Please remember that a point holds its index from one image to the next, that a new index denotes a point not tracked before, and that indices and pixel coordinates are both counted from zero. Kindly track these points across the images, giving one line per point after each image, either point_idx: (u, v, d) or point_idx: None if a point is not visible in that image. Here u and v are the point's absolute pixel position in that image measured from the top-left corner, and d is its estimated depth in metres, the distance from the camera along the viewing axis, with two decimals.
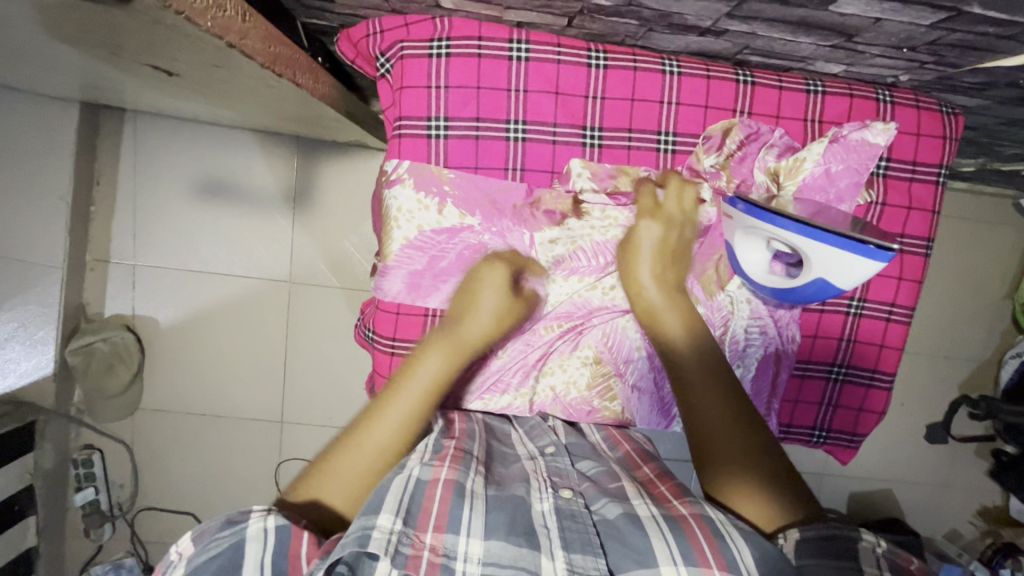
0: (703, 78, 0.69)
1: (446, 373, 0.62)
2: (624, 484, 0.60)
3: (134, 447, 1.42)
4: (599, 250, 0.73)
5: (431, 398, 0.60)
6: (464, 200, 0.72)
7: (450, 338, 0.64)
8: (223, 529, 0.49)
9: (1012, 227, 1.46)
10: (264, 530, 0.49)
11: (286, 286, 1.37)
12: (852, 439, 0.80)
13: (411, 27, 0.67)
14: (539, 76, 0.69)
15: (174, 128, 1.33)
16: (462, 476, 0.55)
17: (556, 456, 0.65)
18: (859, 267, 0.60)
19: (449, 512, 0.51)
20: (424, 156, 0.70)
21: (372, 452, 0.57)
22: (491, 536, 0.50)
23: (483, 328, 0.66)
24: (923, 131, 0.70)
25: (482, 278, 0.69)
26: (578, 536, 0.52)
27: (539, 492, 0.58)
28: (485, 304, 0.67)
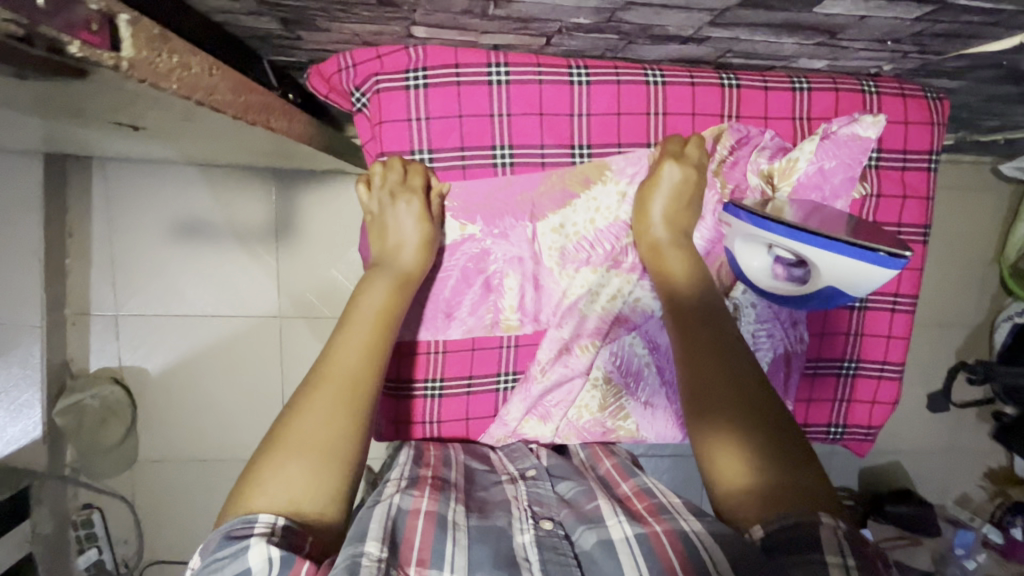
0: (688, 85, 0.68)
1: (388, 303, 0.63)
2: (600, 504, 0.60)
3: (135, 501, 1.38)
4: (601, 239, 0.71)
5: (393, 292, 0.64)
6: (464, 209, 0.69)
7: (381, 270, 0.65)
8: (225, 548, 0.45)
9: (992, 191, 1.48)
10: (269, 560, 0.43)
11: (276, 321, 1.34)
12: (868, 432, 0.79)
13: (384, 59, 0.65)
14: (521, 97, 0.67)
15: (144, 170, 1.28)
16: (442, 507, 0.57)
17: (537, 480, 0.66)
18: (868, 275, 0.60)
19: (432, 543, 0.51)
20: None
21: (331, 400, 0.55)
22: (475, 571, 0.48)
23: (414, 254, 0.66)
24: (910, 119, 0.69)
25: (392, 210, 0.66)
26: (560, 566, 0.51)
27: (520, 523, 0.57)
28: (409, 229, 0.66)
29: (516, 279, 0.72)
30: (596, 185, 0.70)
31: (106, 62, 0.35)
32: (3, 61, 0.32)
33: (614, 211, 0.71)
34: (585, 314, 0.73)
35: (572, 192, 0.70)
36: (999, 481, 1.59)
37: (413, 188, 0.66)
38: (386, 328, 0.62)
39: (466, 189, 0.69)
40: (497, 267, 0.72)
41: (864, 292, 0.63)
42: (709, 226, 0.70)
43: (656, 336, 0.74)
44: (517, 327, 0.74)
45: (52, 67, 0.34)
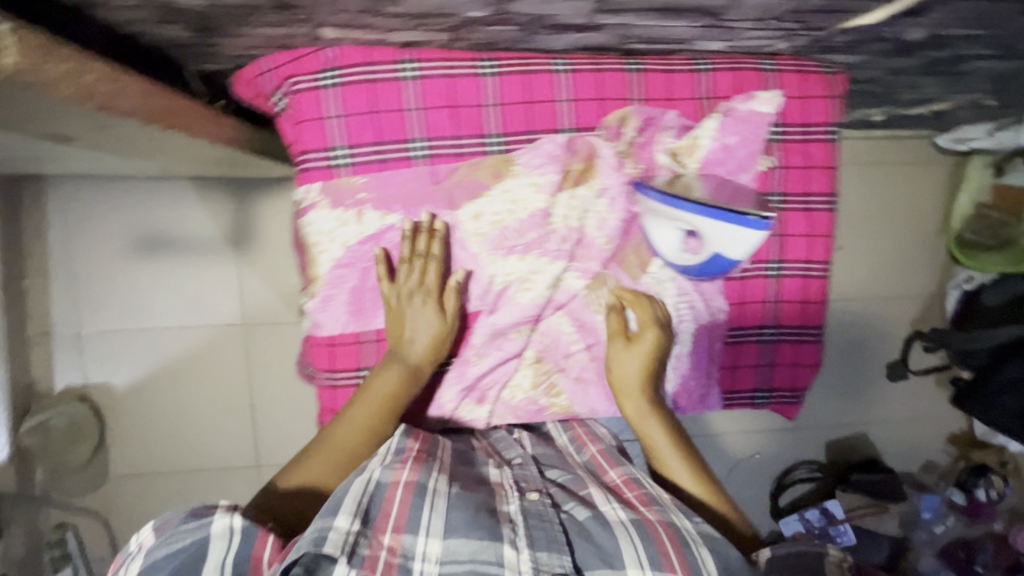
0: (593, 72, 0.72)
1: (396, 390, 0.73)
2: (593, 490, 0.69)
3: (109, 517, 1.38)
4: (524, 229, 0.74)
5: (404, 379, 0.73)
6: (381, 202, 0.73)
7: (395, 359, 0.74)
8: (188, 522, 0.59)
9: (935, 165, 1.53)
10: (230, 528, 0.58)
11: (240, 330, 1.36)
12: (793, 395, 0.86)
13: (298, 60, 0.67)
14: (431, 91, 0.70)
15: (100, 186, 1.29)
16: (423, 477, 0.64)
17: (524, 466, 0.73)
18: (744, 237, 0.73)
19: (407, 513, 0.59)
20: (334, 185, 0.71)
21: (327, 457, 0.69)
22: (450, 534, 0.58)
23: (423, 351, 0.74)
24: (808, 94, 0.76)
25: (408, 307, 0.74)
26: (543, 533, 0.60)
27: (507, 496, 0.66)
28: (421, 332, 0.74)
29: (440, 264, 0.75)
30: (508, 178, 0.73)
31: None
32: None
33: (529, 202, 0.74)
34: (510, 299, 0.77)
35: (485, 181, 0.73)
36: (960, 446, 1.64)
37: (428, 288, 0.73)
38: (390, 409, 0.72)
39: (383, 181, 0.72)
40: None
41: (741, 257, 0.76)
42: (620, 205, 0.76)
43: (581, 315, 0.80)
44: (444, 309, 0.77)
45: None
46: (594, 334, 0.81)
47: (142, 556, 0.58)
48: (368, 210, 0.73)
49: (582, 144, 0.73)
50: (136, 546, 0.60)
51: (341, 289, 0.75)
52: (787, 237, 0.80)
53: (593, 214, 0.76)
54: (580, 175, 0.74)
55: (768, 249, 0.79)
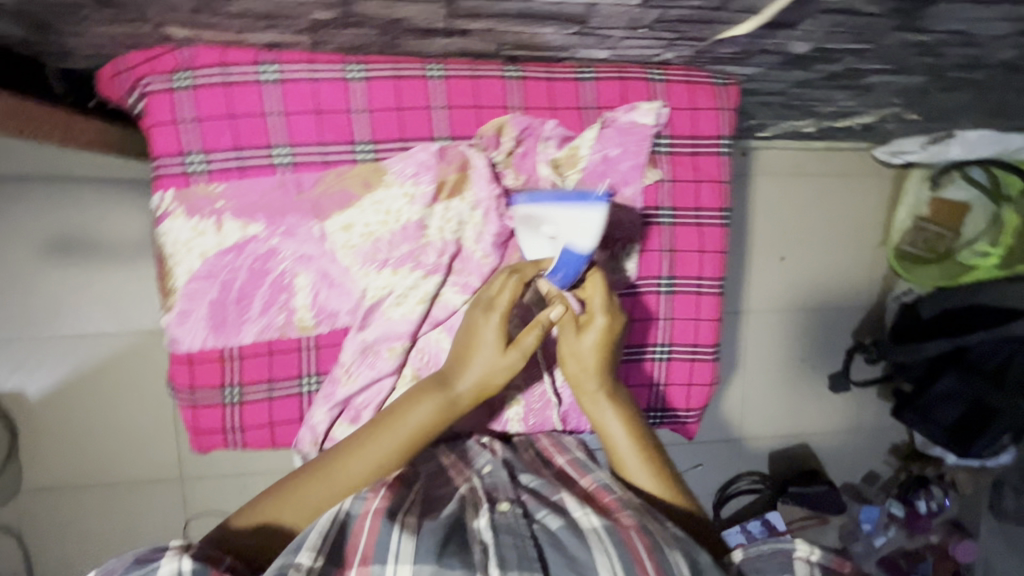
0: (469, 80, 0.78)
1: (430, 422, 0.76)
2: (564, 497, 0.75)
3: (24, 531, 1.33)
4: (395, 241, 0.78)
5: (440, 412, 0.77)
6: (242, 211, 0.77)
7: (438, 391, 0.77)
8: (133, 569, 0.62)
9: (877, 176, 1.53)
10: (176, 574, 0.61)
11: (162, 338, 1.30)
12: (688, 414, 0.90)
13: (155, 62, 0.72)
14: (293, 96, 0.75)
15: (6, 187, 1.22)
16: (392, 503, 0.70)
17: (493, 474, 0.81)
18: (586, 216, 0.72)
19: (375, 544, 0.64)
20: (187, 191, 0.76)
21: (322, 483, 0.74)
22: (417, 561, 0.63)
23: (469, 391, 0.77)
24: (698, 105, 0.82)
25: (483, 325, 0.76)
26: (514, 552, 0.65)
27: (477, 511, 0.72)
28: (475, 370, 0.76)
29: (308, 278, 0.79)
30: (379, 188, 0.78)
31: None
32: None
33: (401, 214, 0.78)
34: (380, 309, 0.80)
35: (354, 192, 0.77)
36: (903, 457, 1.64)
37: (500, 307, 0.74)
38: (417, 442, 0.76)
39: (244, 191, 0.77)
40: (283, 265, 0.79)
41: (588, 245, 0.73)
42: (495, 216, 0.79)
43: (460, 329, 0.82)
44: (311, 325, 0.81)
45: None
46: None
47: None
48: (228, 219, 0.77)
49: (447, 161, 0.78)
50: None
51: (198, 303, 0.78)
52: (677, 253, 0.85)
53: (469, 227, 0.80)
54: (455, 185, 0.79)
55: (658, 264, 0.84)
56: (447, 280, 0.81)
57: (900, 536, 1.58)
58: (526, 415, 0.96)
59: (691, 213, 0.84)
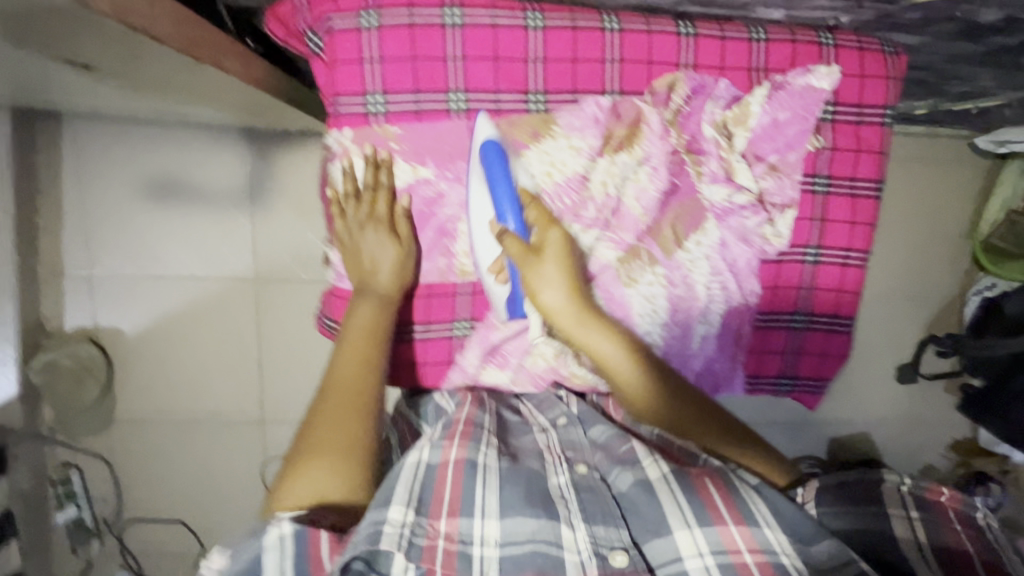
0: (645, 33, 0.76)
1: (373, 321, 0.78)
2: (634, 446, 0.78)
3: (114, 460, 1.39)
4: (560, 194, 0.79)
5: (380, 309, 0.79)
6: (414, 153, 0.78)
7: (365, 295, 0.79)
8: (246, 540, 0.62)
9: (968, 166, 1.50)
10: (280, 537, 0.61)
11: (252, 284, 1.34)
12: (817, 384, 0.91)
13: (341, 0, 0.72)
14: (475, 41, 0.75)
15: (114, 130, 1.26)
16: (470, 454, 0.72)
17: (568, 428, 0.82)
18: (485, 128, 0.76)
19: (461, 496, 0.68)
20: (365, 132, 0.77)
21: (319, 429, 0.71)
22: (505, 514, 0.67)
23: (388, 276, 0.79)
24: (867, 73, 0.80)
25: (360, 238, 0.79)
26: (595, 507, 0.70)
27: (555, 467, 0.75)
28: (382, 259, 0.79)
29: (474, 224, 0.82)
30: (546, 139, 0.78)
31: None
32: None
33: (567, 165, 0.79)
34: None
35: (524, 142, 0.78)
36: (963, 452, 1.63)
37: (379, 217, 0.79)
38: (375, 343, 0.77)
39: (417, 133, 0.77)
40: (448, 211, 0.81)
41: (494, 130, 0.76)
42: (660, 175, 0.80)
43: (611, 289, 0.82)
44: (470, 271, 0.84)
45: None
46: (623, 309, 0.82)
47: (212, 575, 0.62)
48: (401, 161, 0.79)
49: (627, 118, 0.79)
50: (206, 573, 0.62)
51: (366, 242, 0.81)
52: (829, 224, 0.85)
53: (633, 184, 0.81)
54: (627, 140, 0.80)
55: (807, 231, 0.84)
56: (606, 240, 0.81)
57: None
58: (665, 373, 0.87)
59: (849, 182, 0.83)
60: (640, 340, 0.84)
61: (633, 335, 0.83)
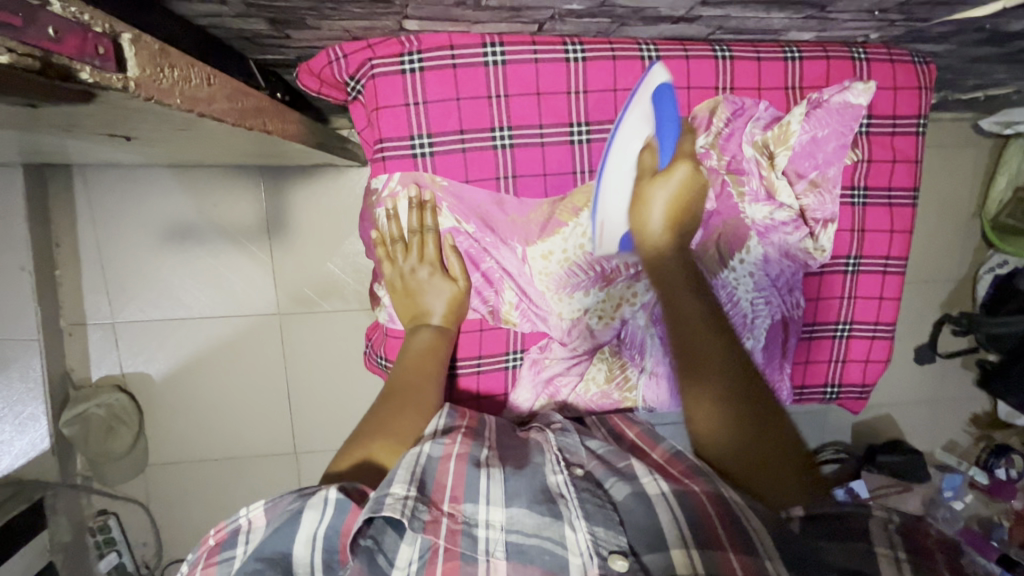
0: (684, 58, 0.79)
1: (431, 348, 0.78)
2: (632, 463, 0.70)
3: (150, 503, 1.39)
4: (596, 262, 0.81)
5: (438, 334, 0.80)
6: (460, 208, 0.80)
7: (421, 326, 0.80)
8: (293, 500, 0.57)
9: (973, 147, 1.52)
10: (325, 499, 0.56)
11: (276, 319, 1.34)
12: (861, 390, 0.94)
13: (377, 47, 0.74)
14: (517, 78, 0.77)
15: (127, 177, 1.26)
16: (473, 450, 0.66)
17: (565, 432, 0.76)
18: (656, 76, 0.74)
19: (463, 484, 0.62)
20: (413, 172, 0.78)
21: (375, 431, 0.69)
22: (512, 503, 0.60)
23: (443, 314, 0.80)
24: (899, 85, 0.84)
25: (417, 274, 0.81)
26: (597, 508, 0.61)
27: (553, 464, 0.67)
28: (438, 299, 0.80)
29: (513, 291, 0.83)
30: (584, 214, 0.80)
31: (114, 84, 0.39)
32: (33, 92, 0.37)
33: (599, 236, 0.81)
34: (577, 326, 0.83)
35: (561, 220, 0.81)
36: (982, 426, 1.67)
37: (429, 260, 0.80)
38: (434, 366, 0.77)
39: (464, 172, 0.79)
40: (492, 264, 0.83)
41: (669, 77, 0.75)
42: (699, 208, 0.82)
43: (658, 310, 0.84)
44: (516, 322, 0.84)
45: (67, 93, 0.39)
46: None
47: (249, 534, 0.56)
48: (446, 207, 0.80)
49: None
50: (243, 521, 0.57)
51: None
52: (867, 233, 0.88)
53: None
54: None
55: (848, 243, 0.87)
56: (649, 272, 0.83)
57: (978, 504, 1.54)
58: None
59: (886, 191, 0.87)
60: None
61: None
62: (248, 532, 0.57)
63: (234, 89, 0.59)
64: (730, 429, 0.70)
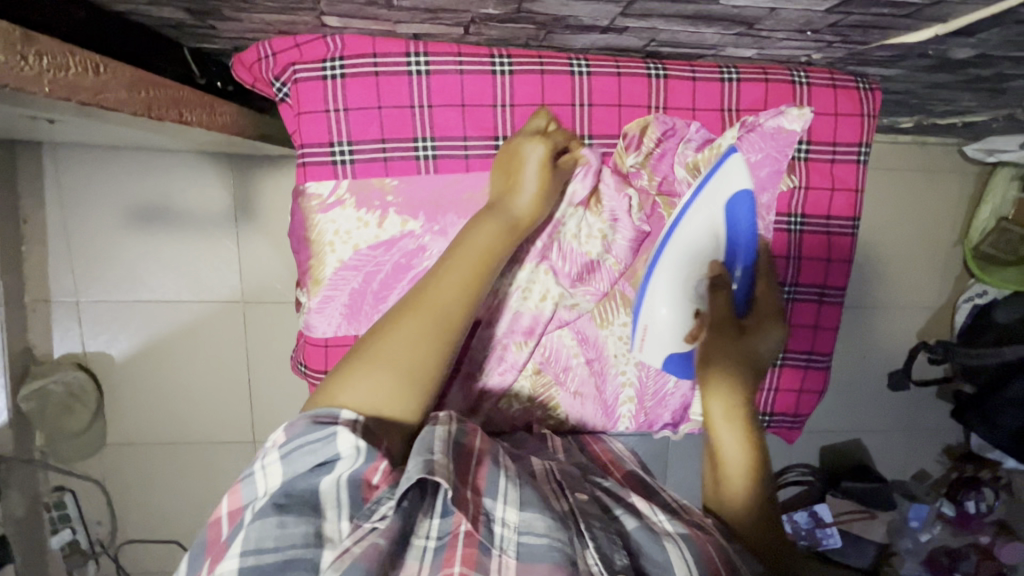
0: (615, 76, 0.79)
1: (493, 243, 0.68)
2: (637, 500, 0.67)
3: (106, 483, 1.40)
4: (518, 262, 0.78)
5: (503, 232, 0.69)
6: (406, 207, 0.77)
7: (494, 214, 0.70)
8: (314, 429, 0.54)
9: (958, 173, 1.49)
10: (357, 448, 0.53)
11: (239, 307, 1.34)
12: (794, 420, 0.92)
13: (303, 48, 0.74)
14: (441, 88, 0.76)
15: (96, 157, 1.26)
16: (493, 448, 0.63)
17: (566, 463, 0.73)
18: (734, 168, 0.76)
19: (486, 476, 0.57)
20: (331, 179, 0.77)
21: (418, 324, 0.62)
22: (526, 506, 0.56)
23: (526, 204, 0.71)
24: (840, 111, 0.82)
25: (524, 150, 0.73)
26: (603, 534, 0.58)
27: (554, 489, 0.64)
28: (527, 186, 0.72)
29: None
30: None
31: None
32: None
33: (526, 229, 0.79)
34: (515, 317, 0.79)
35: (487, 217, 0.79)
36: (955, 457, 1.64)
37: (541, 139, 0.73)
38: (485, 268, 0.67)
39: (382, 181, 0.77)
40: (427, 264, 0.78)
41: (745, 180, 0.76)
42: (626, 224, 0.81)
43: (585, 330, 0.85)
44: None
45: None
46: (598, 351, 0.85)
47: (267, 454, 0.53)
48: (392, 214, 0.77)
49: (604, 173, 0.81)
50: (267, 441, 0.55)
51: (341, 290, 0.78)
52: (802, 260, 0.86)
53: (598, 241, 0.81)
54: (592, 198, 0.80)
55: (783, 269, 0.85)
56: (587, 290, 0.81)
57: (943, 535, 1.51)
58: (639, 413, 0.89)
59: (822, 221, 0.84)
60: (614, 380, 0.87)
61: (607, 375, 0.87)
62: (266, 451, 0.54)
63: (131, 80, 0.62)
64: (749, 477, 0.70)
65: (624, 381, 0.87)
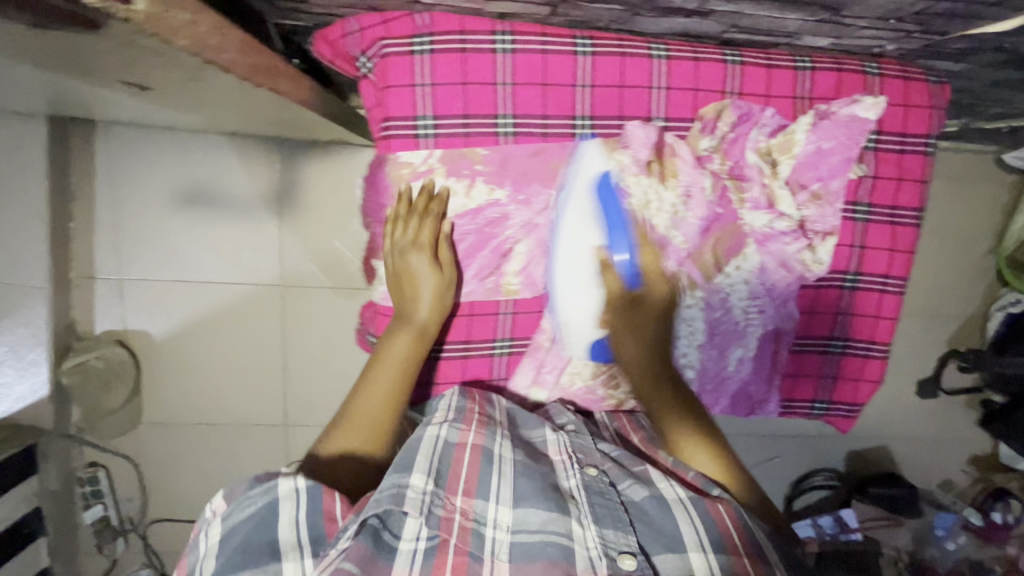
0: (693, 60, 0.81)
1: (410, 352, 0.79)
2: (647, 469, 0.73)
3: (139, 461, 1.41)
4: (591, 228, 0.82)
5: (416, 337, 0.80)
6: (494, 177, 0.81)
7: (405, 323, 0.80)
8: (252, 488, 0.62)
9: (993, 181, 1.50)
10: (295, 490, 0.61)
11: (278, 290, 1.36)
12: (850, 408, 0.96)
13: (392, 24, 0.76)
14: (525, 66, 0.78)
15: (147, 138, 1.29)
16: (488, 441, 0.71)
17: (579, 432, 0.79)
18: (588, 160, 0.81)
19: (478, 478, 0.66)
20: (414, 151, 0.79)
21: (377, 390, 0.76)
22: (519, 504, 0.64)
23: (428, 310, 0.80)
24: (910, 102, 0.85)
25: (411, 259, 0.80)
26: (607, 511, 0.64)
27: (566, 469, 0.71)
28: (426, 288, 0.80)
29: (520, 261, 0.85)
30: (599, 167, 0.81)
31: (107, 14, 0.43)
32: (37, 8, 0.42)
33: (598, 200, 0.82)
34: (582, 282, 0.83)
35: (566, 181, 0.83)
36: (981, 467, 1.63)
37: (421, 241, 0.80)
38: (408, 371, 0.78)
39: (466, 154, 0.80)
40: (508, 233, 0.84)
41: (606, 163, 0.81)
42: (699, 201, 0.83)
43: None
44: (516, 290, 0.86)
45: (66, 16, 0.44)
46: None
47: (214, 520, 0.62)
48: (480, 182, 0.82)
49: (681, 152, 0.82)
50: (211, 512, 0.63)
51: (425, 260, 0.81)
52: (867, 250, 0.89)
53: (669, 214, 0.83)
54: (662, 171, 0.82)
55: (847, 258, 0.88)
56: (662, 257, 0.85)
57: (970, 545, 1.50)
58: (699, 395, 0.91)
59: (890, 209, 0.87)
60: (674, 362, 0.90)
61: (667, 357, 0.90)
62: (213, 518, 0.62)
63: (241, 42, 0.64)
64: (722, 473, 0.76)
65: (687, 362, 0.89)
